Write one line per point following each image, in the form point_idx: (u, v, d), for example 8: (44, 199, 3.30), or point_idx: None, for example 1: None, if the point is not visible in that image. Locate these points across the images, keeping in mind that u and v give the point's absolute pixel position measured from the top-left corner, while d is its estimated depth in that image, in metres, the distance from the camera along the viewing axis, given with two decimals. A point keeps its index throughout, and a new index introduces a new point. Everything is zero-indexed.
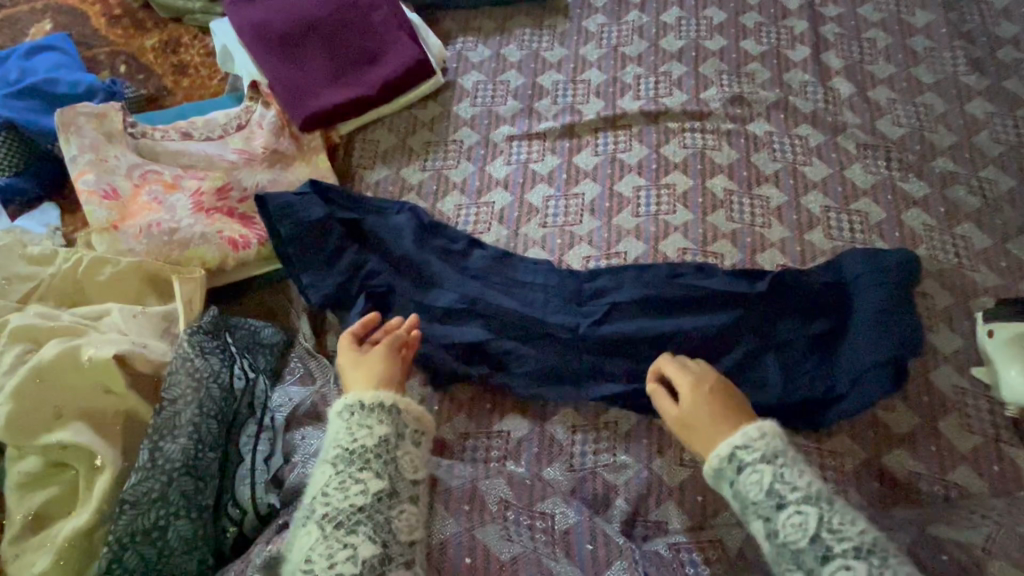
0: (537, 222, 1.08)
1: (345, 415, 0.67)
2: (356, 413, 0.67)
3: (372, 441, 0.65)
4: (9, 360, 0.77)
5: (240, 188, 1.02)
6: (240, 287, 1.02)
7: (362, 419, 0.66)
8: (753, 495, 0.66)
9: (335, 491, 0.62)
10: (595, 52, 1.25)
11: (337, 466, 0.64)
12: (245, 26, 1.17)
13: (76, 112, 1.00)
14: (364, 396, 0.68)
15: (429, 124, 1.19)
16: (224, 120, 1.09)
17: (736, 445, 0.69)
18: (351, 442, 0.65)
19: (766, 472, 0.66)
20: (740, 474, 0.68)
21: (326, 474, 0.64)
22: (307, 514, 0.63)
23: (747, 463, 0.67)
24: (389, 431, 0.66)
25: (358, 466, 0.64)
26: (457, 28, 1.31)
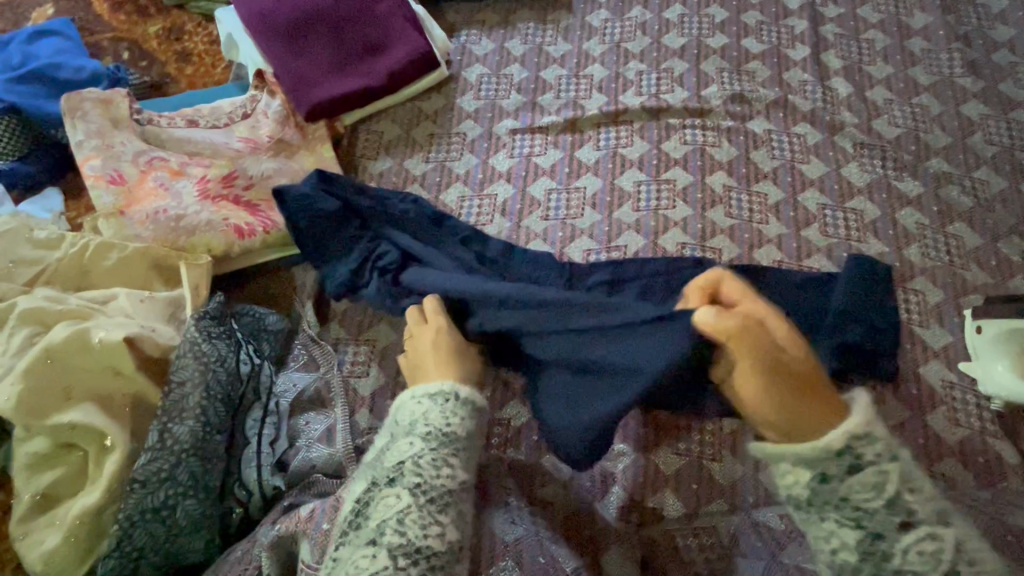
0: (539, 215, 1.09)
1: (440, 400, 0.68)
2: (449, 401, 0.69)
3: (464, 432, 0.67)
4: (18, 342, 0.78)
5: (245, 175, 1.03)
6: (246, 275, 1.03)
7: (454, 409, 0.68)
8: (863, 500, 0.58)
9: (429, 467, 0.63)
10: (598, 47, 1.27)
11: (430, 445, 0.65)
12: (250, 15, 1.17)
13: (82, 97, 1.00)
14: (461, 389, 0.70)
15: (433, 116, 1.20)
16: (230, 108, 1.09)
17: (849, 435, 0.58)
18: (445, 425, 0.66)
19: (892, 475, 0.57)
20: (849, 475, 0.58)
21: (418, 448, 0.64)
22: (394, 478, 0.63)
23: (864, 464, 0.58)
24: (474, 427, 0.68)
25: (453, 450, 0.65)
26: (461, 20, 1.32)
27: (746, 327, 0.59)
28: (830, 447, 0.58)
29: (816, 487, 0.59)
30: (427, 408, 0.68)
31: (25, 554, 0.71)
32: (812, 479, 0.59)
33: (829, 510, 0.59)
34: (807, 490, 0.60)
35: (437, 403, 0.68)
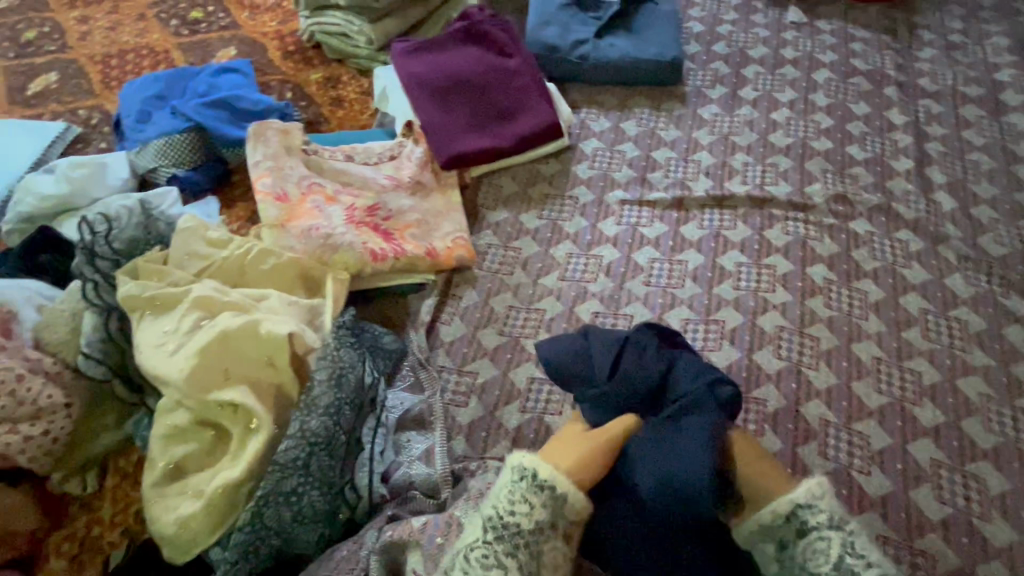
0: (641, 280, 1.16)
1: (517, 480, 0.74)
2: (526, 483, 0.74)
3: (526, 525, 0.71)
4: (189, 323, 0.90)
5: (386, 209, 1.16)
6: (367, 295, 1.12)
7: (526, 494, 0.73)
8: (819, 564, 0.70)
9: (478, 567, 0.69)
10: (707, 137, 1.37)
11: (489, 534, 0.71)
12: (407, 73, 1.32)
13: (268, 125, 1.16)
14: (541, 471, 0.74)
15: (550, 179, 1.32)
16: (380, 149, 1.22)
17: (799, 504, 0.73)
18: (509, 516, 0.71)
19: (834, 541, 0.70)
20: (800, 537, 0.73)
21: (477, 534, 0.72)
22: (445, 572, 0.70)
23: (810, 528, 0.72)
24: (546, 519, 0.72)
25: (507, 544, 0.70)
26: (582, 99, 1.45)
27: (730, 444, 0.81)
28: (778, 513, 0.74)
29: (781, 553, 0.74)
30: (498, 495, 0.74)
31: (156, 515, 0.81)
32: (772, 549, 0.75)
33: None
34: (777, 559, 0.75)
35: (510, 484, 0.74)
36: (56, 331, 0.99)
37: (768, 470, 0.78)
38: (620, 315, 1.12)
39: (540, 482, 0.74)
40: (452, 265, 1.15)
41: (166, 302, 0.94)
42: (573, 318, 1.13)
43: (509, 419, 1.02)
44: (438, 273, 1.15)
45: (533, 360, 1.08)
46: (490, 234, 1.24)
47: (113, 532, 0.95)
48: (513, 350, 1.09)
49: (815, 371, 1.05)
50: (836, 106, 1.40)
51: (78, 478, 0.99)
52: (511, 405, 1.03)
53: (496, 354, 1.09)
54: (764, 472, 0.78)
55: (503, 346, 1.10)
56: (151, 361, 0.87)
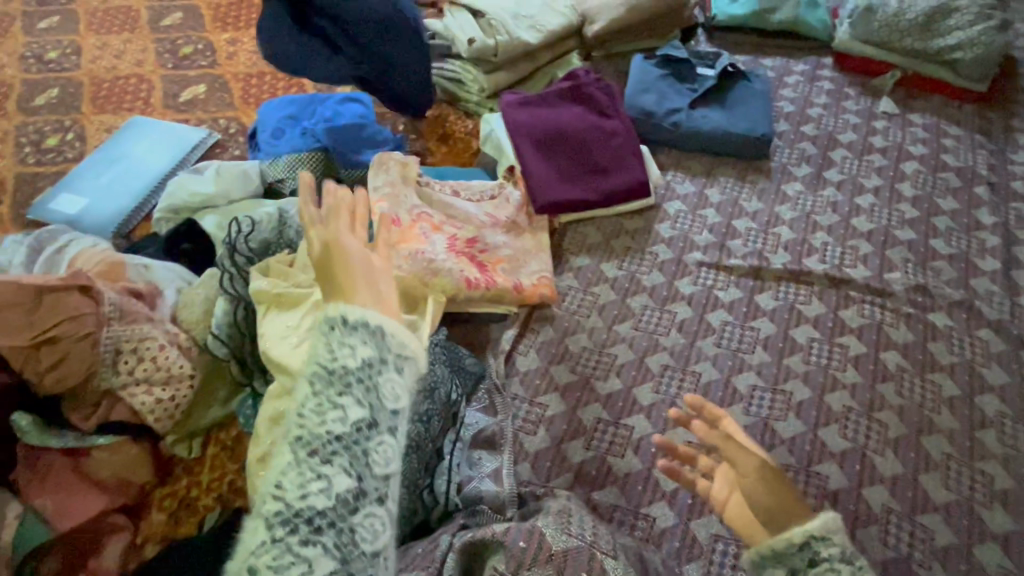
0: (712, 340, 1.21)
1: (326, 329, 0.65)
2: (337, 329, 0.65)
3: (352, 364, 0.63)
4: (308, 322, 1.03)
5: (483, 243, 1.27)
6: (455, 317, 1.23)
7: (343, 338, 0.64)
8: None
9: (294, 485, 0.59)
10: (788, 212, 1.42)
11: (314, 385, 0.63)
12: (513, 123, 1.46)
13: (390, 156, 1.31)
14: (350, 311, 0.65)
15: (632, 233, 1.40)
16: (484, 188, 1.35)
17: (813, 535, 0.65)
18: (330, 361, 0.63)
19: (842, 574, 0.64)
20: (810, 567, 0.65)
21: (303, 394, 0.63)
22: (274, 491, 0.59)
23: (821, 559, 0.65)
24: (374, 356, 0.64)
25: (338, 392, 0.62)
26: (670, 162, 1.54)
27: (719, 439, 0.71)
28: (792, 541, 0.66)
29: None
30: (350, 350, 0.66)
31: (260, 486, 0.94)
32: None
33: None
34: None
35: (321, 335, 0.65)
36: (192, 313, 1.14)
37: (783, 487, 0.69)
38: (688, 371, 1.17)
39: (348, 325, 0.65)
40: (534, 302, 1.24)
41: (290, 301, 1.08)
42: (642, 367, 1.18)
43: (573, 455, 1.08)
44: (520, 307, 1.25)
45: (601, 402, 1.14)
46: (571, 277, 1.33)
47: (208, 497, 1.08)
48: (582, 389, 1.16)
49: (882, 457, 1.05)
50: (922, 198, 1.43)
51: (185, 443, 1.11)
52: (576, 441, 1.09)
53: (567, 390, 1.16)
54: (774, 485, 0.69)
55: (573, 383, 1.17)
56: (274, 350, 1.01)
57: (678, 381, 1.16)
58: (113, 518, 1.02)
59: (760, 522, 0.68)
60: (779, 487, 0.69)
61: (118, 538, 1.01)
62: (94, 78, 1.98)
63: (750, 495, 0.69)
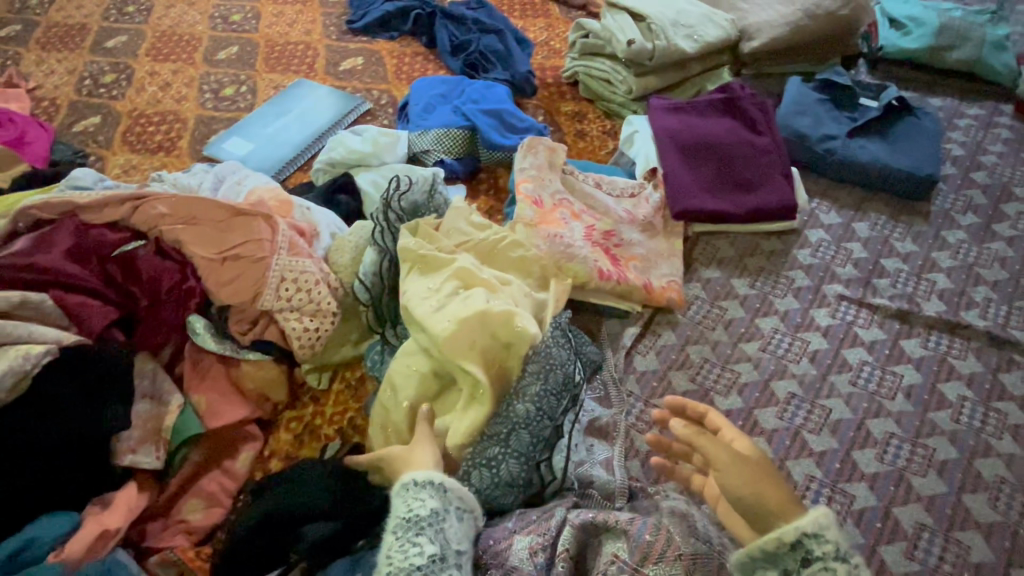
0: (847, 377, 1.14)
1: (403, 488, 0.82)
2: (410, 488, 0.82)
3: (425, 512, 0.79)
4: (448, 290, 1.06)
5: (618, 238, 1.28)
6: (579, 305, 1.23)
7: (416, 493, 0.81)
8: None
9: None
10: (947, 260, 1.32)
11: (396, 533, 0.79)
12: (661, 129, 1.45)
13: (539, 140, 1.34)
14: (420, 473, 0.83)
15: (768, 255, 1.36)
16: (624, 185, 1.36)
17: (805, 533, 0.71)
18: (408, 513, 0.79)
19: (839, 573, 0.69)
20: (805, 567, 0.71)
21: (388, 541, 0.78)
22: None
23: (814, 557, 0.71)
24: (439, 505, 0.80)
25: (415, 533, 0.77)
26: (817, 190, 1.48)
27: (699, 439, 0.80)
28: (785, 539, 0.72)
29: None
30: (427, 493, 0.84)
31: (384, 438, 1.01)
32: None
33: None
34: None
35: (400, 493, 0.81)
36: (344, 256, 1.22)
37: (759, 476, 0.76)
38: (817, 404, 1.11)
39: (418, 482, 0.82)
40: (659, 304, 1.24)
41: (432, 263, 1.12)
42: (767, 390, 1.14)
43: None
44: (644, 307, 1.24)
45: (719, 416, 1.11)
46: (698, 287, 1.30)
47: (330, 427, 1.13)
48: (701, 400, 1.13)
49: None
50: None
51: (316, 374, 1.18)
52: None
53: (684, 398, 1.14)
54: (751, 477, 0.76)
55: (691, 392, 1.15)
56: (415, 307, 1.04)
57: (805, 412, 1.10)
58: (250, 427, 1.11)
59: (746, 517, 0.76)
60: (763, 479, 0.76)
61: (251, 447, 1.10)
62: (269, 41, 2.19)
63: (733, 488, 0.76)
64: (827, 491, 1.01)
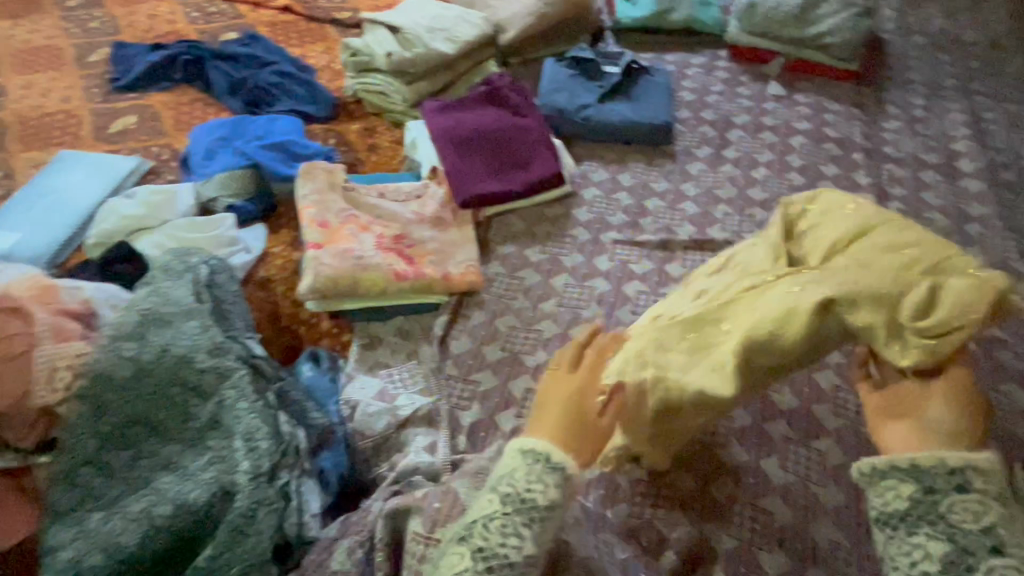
0: (628, 309, 1.32)
1: (531, 460, 0.82)
2: (539, 464, 0.81)
3: (541, 501, 0.79)
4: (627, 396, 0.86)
5: (411, 239, 1.35)
6: (390, 311, 1.30)
7: (540, 475, 0.81)
8: (961, 521, 0.71)
9: (497, 533, 0.78)
10: (692, 190, 1.56)
11: (505, 507, 0.79)
12: (436, 129, 1.55)
13: (315, 164, 1.38)
14: (554, 455, 0.82)
15: (553, 220, 1.51)
16: (409, 189, 1.44)
17: (917, 458, 0.74)
18: (523, 493, 0.79)
19: (910, 485, 0.74)
20: (949, 502, 0.72)
21: (494, 506, 0.80)
22: (465, 535, 0.80)
23: (969, 488, 0.72)
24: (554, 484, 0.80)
25: (524, 520, 0.78)
26: (586, 154, 1.67)
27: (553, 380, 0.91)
28: (948, 464, 0.73)
29: (920, 498, 0.73)
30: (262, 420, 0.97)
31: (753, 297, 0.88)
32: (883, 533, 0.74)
33: (926, 525, 0.72)
34: (907, 502, 0.73)
35: (523, 464, 0.81)
36: (127, 324, 1.06)
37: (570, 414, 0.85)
38: None
39: (552, 464, 0.81)
40: (463, 289, 1.33)
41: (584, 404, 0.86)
42: (566, 338, 1.28)
43: (505, 423, 1.16)
44: (450, 296, 1.33)
45: (529, 373, 1.23)
46: (498, 264, 1.42)
47: None
48: (512, 365, 1.24)
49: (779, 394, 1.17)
50: (808, 167, 1.59)
51: None
52: (508, 410, 1.17)
53: (498, 366, 1.24)
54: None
55: (503, 359, 1.25)
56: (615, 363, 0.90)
57: None
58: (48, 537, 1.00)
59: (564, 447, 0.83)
60: (577, 415, 0.86)
61: None
62: (20, 117, 1.97)
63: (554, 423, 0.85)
64: None
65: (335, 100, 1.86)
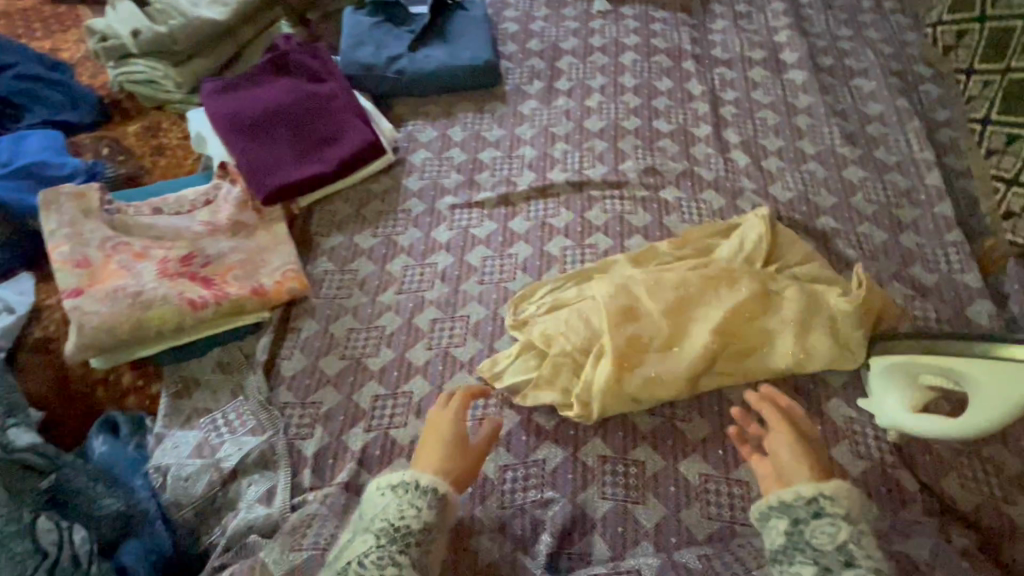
0: (475, 279, 1.20)
1: (402, 490, 0.81)
2: (410, 491, 0.81)
3: (416, 525, 0.79)
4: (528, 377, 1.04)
5: (204, 256, 1.13)
6: (202, 346, 1.11)
7: (412, 499, 0.81)
8: (822, 543, 0.75)
9: (373, 566, 0.75)
10: (528, 132, 1.43)
11: (379, 539, 0.77)
12: (218, 114, 1.29)
13: (57, 192, 1.11)
14: (423, 478, 0.83)
15: (382, 196, 1.34)
16: (193, 195, 1.20)
17: (823, 494, 0.77)
18: (398, 521, 0.78)
19: (783, 520, 0.78)
20: (812, 519, 0.76)
21: (368, 542, 0.77)
22: None
23: (826, 512, 0.76)
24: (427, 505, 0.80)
25: (400, 547, 0.77)
26: (409, 112, 1.48)
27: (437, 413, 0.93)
28: (802, 494, 0.78)
29: (791, 529, 0.77)
30: (16, 541, 0.75)
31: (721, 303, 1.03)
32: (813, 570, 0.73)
33: (798, 555, 0.75)
34: (784, 535, 0.77)
35: (396, 495, 0.81)
36: None
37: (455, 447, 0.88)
38: (457, 317, 1.16)
39: (421, 488, 0.82)
40: (284, 299, 1.13)
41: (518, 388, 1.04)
42: (412, 328, 1.15)
43: (355, 442, 1.03)
44: (271, 310, 1.14)
45: (375, 379, 1.09)
46: (325, 261, 1.24)
47: None
48: (355, 373, 1.10)
49: None
50: (642, 85, 1.50)
51: None
52: (357, 426, 1.04)
53: (339, 379, 1.09)
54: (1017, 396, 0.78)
55: (344, 370, 1.10)
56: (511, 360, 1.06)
57: (449, 330, 1.14)
58: None
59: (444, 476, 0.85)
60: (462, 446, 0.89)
61: None
62: None
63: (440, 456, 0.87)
64: (484, 390, 1.07)
65: (101, 99, 1.51)
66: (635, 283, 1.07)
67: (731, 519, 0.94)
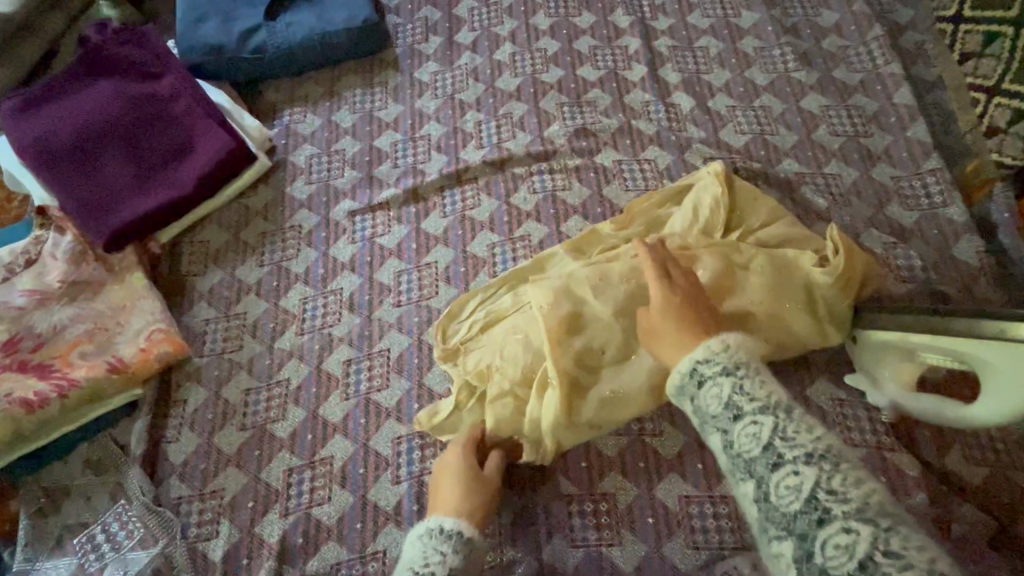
0: (390, 302, 1.00)
1: (425, 537, 0.67)
2: (434, 537, 0.67)
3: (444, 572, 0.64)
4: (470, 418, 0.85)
5: (33, 335, 0.91)
6: (58, 448, 0.89)
7: (436, 544, 0.67)
8: (711, 409, 0.58)
9: None
10: (431, 103, 1.18)
11: None
12: (27, 143, 1.02)
13: None
14: (447, 520, 0.69)
15: (263, 212, 1.09)
16: (7, 257, 0.95)
17: (697, 359, 0.61)
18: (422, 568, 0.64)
19: (689, 405, 0.61)
20: (699, 389, 0.60)
21: None
22: None
23: (706, 375, 0.60)
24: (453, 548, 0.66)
25: None
26: (282, 99, 1.20)
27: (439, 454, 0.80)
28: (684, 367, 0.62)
29: (695, 409, 0.60)
30: None
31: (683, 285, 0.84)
32: (719, 442, 0.57)
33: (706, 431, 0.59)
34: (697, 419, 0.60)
35: (420, 542, 0.67)
36: None
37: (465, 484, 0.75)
38: (374, 353, 0.96)
39: (446, 531, 0.68)
40: (155, 370, 0.92)
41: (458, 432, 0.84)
42: (321, 377, 0.95)
43: (271, 531, 0.85)
44: (144, 385, 0.93)
45: (286, 448, 0.90)
46: (204, 307, 1.01)
47: None
48: (260, 445, 0.91)
49: None
50: (559, 25, 1.24)
51: None
52: (272, 511, 0.86)
53: (242, 456, 0.90)
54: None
55: (247, 444, 0.91)
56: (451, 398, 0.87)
57: (367, 371, 0.95)
58: None
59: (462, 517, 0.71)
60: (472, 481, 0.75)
61: None
62: None
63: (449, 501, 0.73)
64: (418, 441, 0.89)
65: None
66: (577, 282, 0.86)
67: (721, 544, 0.81)
